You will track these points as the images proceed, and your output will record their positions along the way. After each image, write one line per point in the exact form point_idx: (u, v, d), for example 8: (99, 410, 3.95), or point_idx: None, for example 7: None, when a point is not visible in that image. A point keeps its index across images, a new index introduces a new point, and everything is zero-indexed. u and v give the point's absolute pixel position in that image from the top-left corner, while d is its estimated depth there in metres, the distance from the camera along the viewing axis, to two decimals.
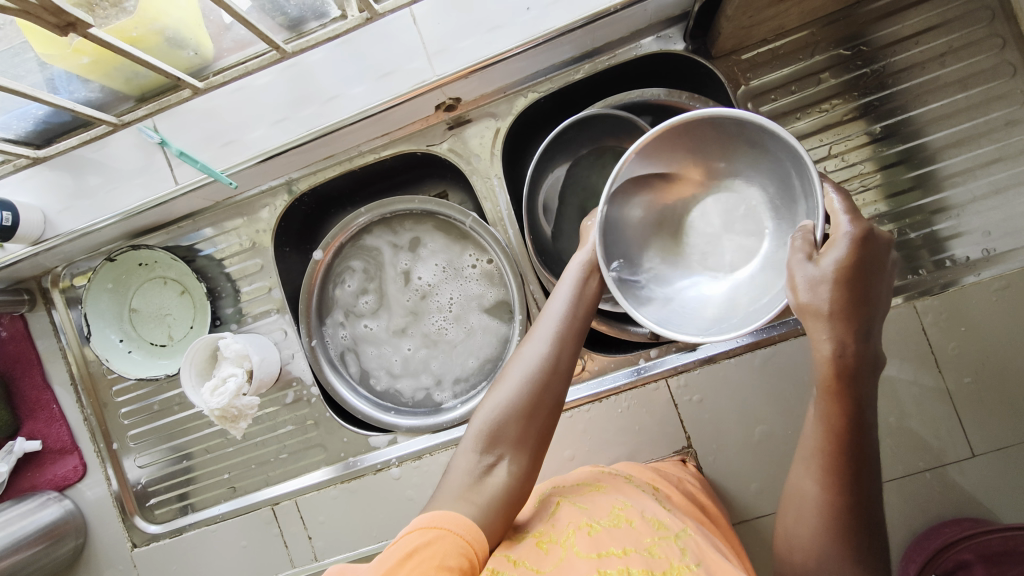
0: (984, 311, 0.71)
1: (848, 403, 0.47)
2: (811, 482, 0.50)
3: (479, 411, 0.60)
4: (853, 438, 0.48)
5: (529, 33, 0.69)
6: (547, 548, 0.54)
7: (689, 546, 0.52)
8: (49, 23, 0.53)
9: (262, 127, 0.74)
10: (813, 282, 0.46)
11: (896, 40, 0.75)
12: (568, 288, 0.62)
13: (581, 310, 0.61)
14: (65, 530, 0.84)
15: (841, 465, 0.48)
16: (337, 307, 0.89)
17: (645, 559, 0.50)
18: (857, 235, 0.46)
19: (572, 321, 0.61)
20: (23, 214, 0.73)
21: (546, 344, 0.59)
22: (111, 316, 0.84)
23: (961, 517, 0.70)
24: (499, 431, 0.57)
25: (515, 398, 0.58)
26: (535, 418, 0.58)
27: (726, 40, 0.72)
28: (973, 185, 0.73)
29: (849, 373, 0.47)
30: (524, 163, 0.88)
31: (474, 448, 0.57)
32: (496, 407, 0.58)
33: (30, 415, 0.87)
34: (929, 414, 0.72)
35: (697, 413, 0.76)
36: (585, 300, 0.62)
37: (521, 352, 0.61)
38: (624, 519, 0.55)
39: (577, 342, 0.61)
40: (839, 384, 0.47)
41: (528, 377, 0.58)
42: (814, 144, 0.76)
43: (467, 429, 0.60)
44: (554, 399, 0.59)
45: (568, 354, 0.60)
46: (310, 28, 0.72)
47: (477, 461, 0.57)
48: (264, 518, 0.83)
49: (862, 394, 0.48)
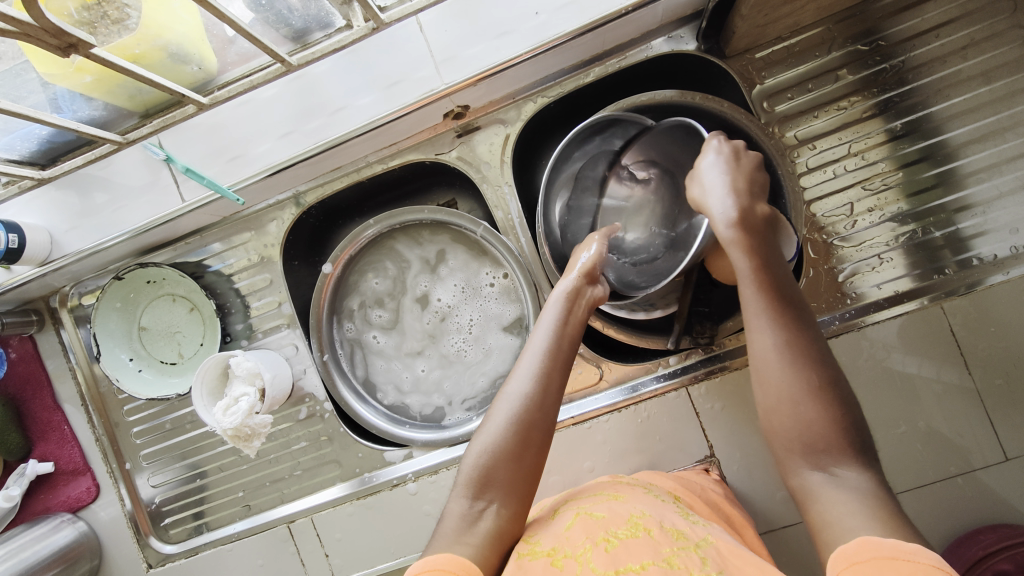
0: (1014, 311, 0.69)
1: (761, 248, 0.57)
2: (769, 338, 0.53)
3: (467, 455, 0.58)
4: (777, 279, 0.56)
5: (538, 38, 0.67)
6: (561, 563, 0.51)
7: (710, 555, 0.50)
8: (51, 45, 0.52)
9: (267, 141, 0.73)
10: (698, 178, 0.65)
11: (914, 34, 0.73)
12: (551, 317, 0.63)
13: (565, 340, 0.62)
14: (79, 552, 0.82)
15: (780, 303, 0.54)
16: (355, 293, 0.89)
17: (664, 569, 0.48)
18: (727, 152, 0.64)
19: (558, 351, 0.61)
20: (29, 235, 0.72)
21: (531, 381, 0.59)
22: (120, 335, 0.83)
23: (997, 523, 0.68)
24: (490, 473, 0.56)
25: (500, 440, 0.57)
26: (528, 458, 0.57)
27: (740, 39, 0.70)
28: (998, 181, 0.71)
29: (748, 232, 0.58)
30: (535, 169, 0.86)
31: (465, 494, 0.55)
32: (485, 451, 0.57)
33: (41, 437, 0.86)
34: (957, 417, 0.70)
35: (719, 421, 0.74)
36: (569, 327, 0.63)
37: (503, 391, 0.60)
38: (642, 528, 0.54)
39: (562, 373, 0.61)
40: (745, 232, 0.58)
41: (513, 414, 0.58)
42: (834, 142, 0.74)
43: (458, 474, 0.58)
44: (542, 434, 0.58)
45: (554, 385, 0.60)
46: (315, 39, 0.71)
47: (468, 506, 0.55)
48: (279, 536, 0.82)
49: (765, 244, 0.58)
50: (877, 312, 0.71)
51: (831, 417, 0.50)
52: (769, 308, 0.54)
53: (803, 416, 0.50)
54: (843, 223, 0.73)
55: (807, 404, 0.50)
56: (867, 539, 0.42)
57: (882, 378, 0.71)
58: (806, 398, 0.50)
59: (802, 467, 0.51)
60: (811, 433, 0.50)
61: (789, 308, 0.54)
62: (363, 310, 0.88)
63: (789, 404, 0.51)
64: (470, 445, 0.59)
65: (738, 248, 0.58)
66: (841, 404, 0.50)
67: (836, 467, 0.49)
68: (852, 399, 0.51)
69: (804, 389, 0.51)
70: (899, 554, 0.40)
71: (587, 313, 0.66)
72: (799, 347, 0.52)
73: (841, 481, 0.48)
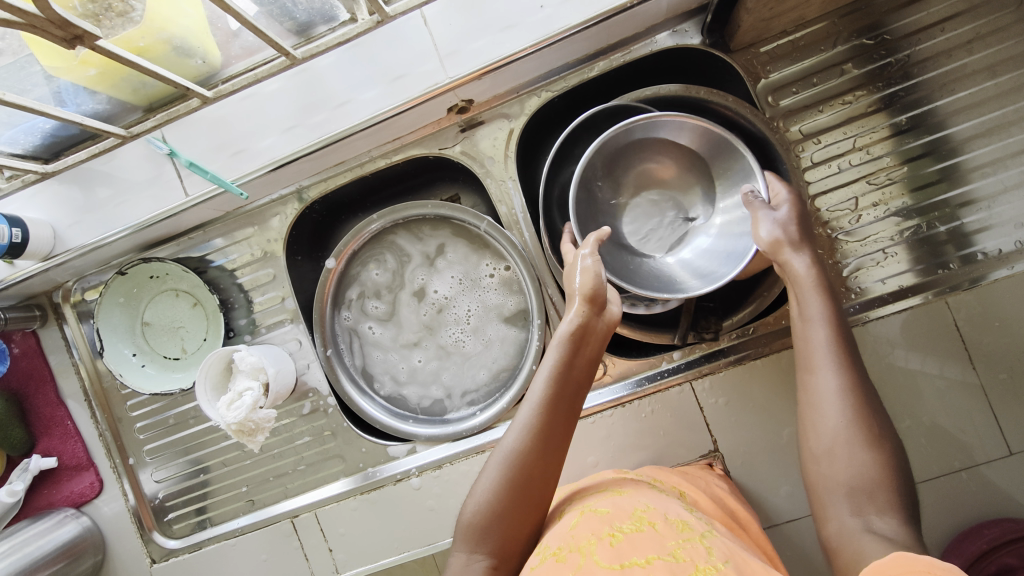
0: (1018, 305, 0.69)
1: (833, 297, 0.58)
2: (832, 384, 0.54)
3: (467, 501, 0.58)
4: (845, 330, 0.57)
5: (544, 31, 0.67)
6: (565, 558, 0.51)
7: (716, 546, 0.51)
8: (56, 37, 0.52)
9: (271, 135, 0.73)
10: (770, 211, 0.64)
11: (919, 29, 0.73)
12: (550, 360, 0.61)
13: (560, 387, 0.59)
14: (83, 548, 0.82)
15: (847, 351, 0.55)
16: (355, 283, 0.88)
17: (669, 563, 0.48)
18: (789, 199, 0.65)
19: (556, 405, 0.58)
20: (32, 230, 0.72)
21: (524, 436, 0.57)
22: (123, 330, 0.83)
23: (1001, 517, 0.68)
24: (487, 525, 0.55)
25: (499, 487, 0.56)
26: (529, 510, 0.57)
27: (746, 33, 0.70)
28: (1003, 176, 0.71)
29: (826, 282, 0.59)
30: (539, 163, 0.86)
31: (463, 546, 0.56)
32: (484, 499, 0.56)
33: (44, 433, 0.86)
34: (961, 411, 0.70)
35: (723, 416, 0.74)
36: (568, 375, 0.60)
37: (501, 441, 0.59)
38: (646, 522, 0.54)
39: (558, 424, 0.58)
40: (821, 282, 0.59)
41: (506, 471, 0.56)
42: (838, 137, 0.74)
43: (458, 522, 0.58)
44: (538, 480, 0.57)
45: (549, 438, 0.58)
46: (319, 33, 0.71)
47: (466, 558, 0.55)
48: (282, 531, 0.82)
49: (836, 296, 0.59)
50: (881, 307, 0.72)
51: (887, 471, 0.49)
52: (838, 355, 0.55)
53: (856, 463, 0.50)
54: (847, 218, 0.73)
55: (864, 453, 0.50)
56: (903, 555, 0.41)
57: (886, 373, 0.71)
58: (861, 448, 0.50)
59: (840, 509, 0.49)
60: (862, 479, 0.49)
61: (854, 361, 0.55)
62: (361, 300, 0.88)
63: (841, 451, 0.51)
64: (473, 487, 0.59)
65: (815, 294, 0.58)
66: (899, 461, 0.50)
67: (878, 516, 0.47)
68: (906, 458, 0.51)
69: (860, 440, 0.50)
70: (932, 569, 0.38)
71: (587, 357, 0.62)
72: (864, 398, 0.52)
73: (879, 530, 0.46)
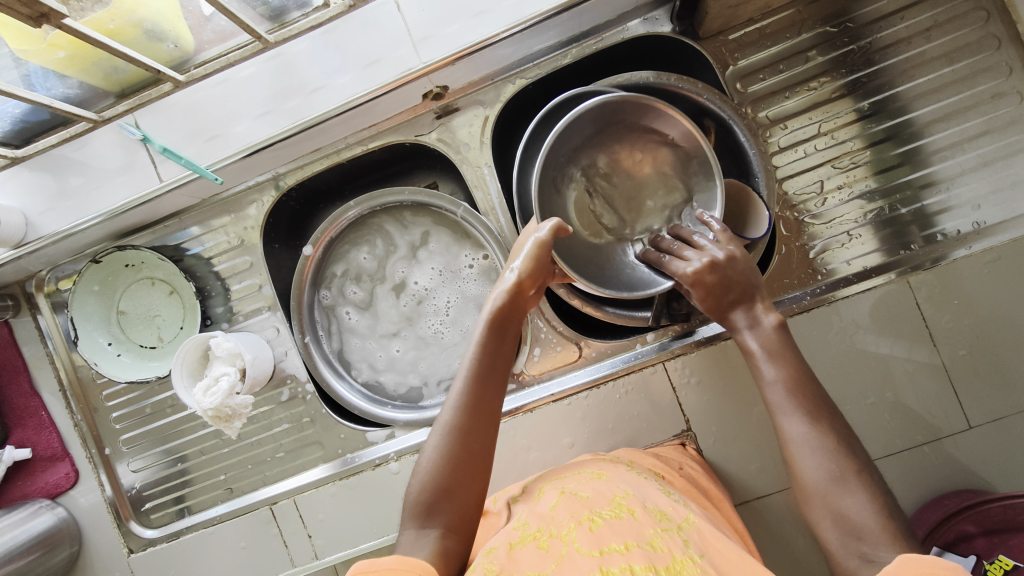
0: (977, 284, 0.72)
1: (784, 352, 0.59)
2: (800, 432, 0.54)
3: (411, 485, 0.58)
4: (808, 380, 0.57)
5: (514, 18, 0.69)
6: (547, 545, 0.52)
7: (693, 537, 0.50)
8: (22, 15, 0.52)
9: (246, 121, 0.74)
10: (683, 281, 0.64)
11: (880, 17, 0.75)
12: (477, 340, 0.64)
13: (491, 364, 0.62)
14: (58, 538, 0.82)
15: (808, 397, 0.56)
16: (342, 260, 0.88)
17: (647, 553, 0.49)
18: (715, 255, 0.63)
19: (487, 379, 0.61)
20: (3, 217, 0.72)
21: (458, 410, 0.59)
22: (98, 319, 0.83)
23: (960, 489, 0.71)
24: (432, 499, 0.55)
25: (438, 462, 0.57)
26: (470, 483, 0.57)
27: (713, 21, 0.72)
28: (962, 159, 0.74)
29: (772, 335, 0.60)
30: (513, 150, 0.87)
31: (412, 522, 0.55)
32: (426, 474, 0.57)
33: (18, 424, 0.85)
34: (923, 388, 0.72)
35: (695, 396, 0.76)
36: (495, 354, 0.63)
37: (437, 422, 0.60)
38: (626, 510, 0.54)
39: (487, 399, 0.60)
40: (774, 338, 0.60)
41: (443, 445, 0.58)
42: (805, 122, 0.76)
43: (405, 504, 0.57)
44: (477, 447, 0.58)
45: (481, 409, 0.60)
46: (292, 19, 0.72)
47: (416, 534, 0.54)
48: (261, 518, 0.82)
49: (787, 348, 0.59)
50: (847, 287, 0.73)
51: (872, 507, 0.49)
52: (801, 401, 0.55)
53: (842, 507, 0.50)
54: (814, 201, 0.75)
55: (847, 489, 0.50)
56: (907, 556, 0.43)
57: (851, 352, 0.73)
58: (842, 488, 0.50)
59: (843, 553, 0.49)
60: (854, 518, 0.49)
61: (816, 403, 0.55)
62: (343, 280, 0.88)
63: (825, 492, 0.51)
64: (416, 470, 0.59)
65: (769, 352, 0.59)
66: (882, 492, 0.50)
67: (876, 554, 0.46)
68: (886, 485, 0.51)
69: (837, 476, 0.51)
70: (939, 569, 0.42)
71: (513, 335, 0.65)
72: (830, 437, 0.53)
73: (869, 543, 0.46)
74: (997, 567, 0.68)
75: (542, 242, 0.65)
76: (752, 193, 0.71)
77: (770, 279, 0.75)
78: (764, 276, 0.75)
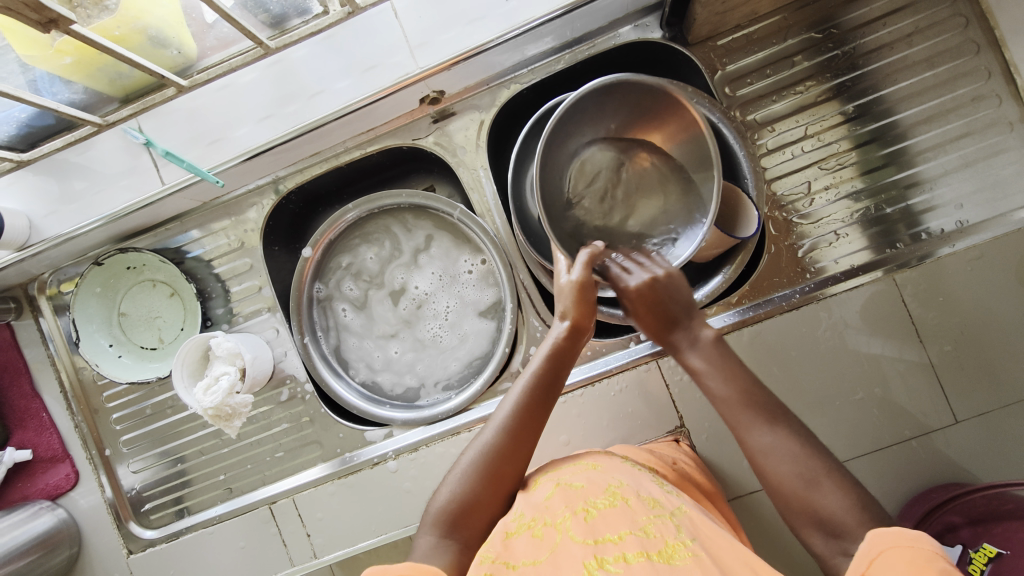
0: (962, 282, 0.73)
1: (734, 364, 0.60)
2: (763, 441, 0.55)
3: (438, 493, 0.60)
4: (759, 388, 0.58)
5: (507, 25, 0.71)
6: (542, 533, 0.53)
7: (685, 523, 0.51)
8: (31, 20, 0.54)
9: (245, 125, 0.75)
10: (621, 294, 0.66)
11: (864, 23, 0.77)
12: (532, 369, 0.64)
13: (538, 396, 0.62)
14: (59, 539, 0.82)
15: (761, 405, 0.57)
16: (343, 252, 0.90)
17: (640, 540, 0.50)
18: (655, 272, 0.65)
19: (535, 412, 0.62)
20: (8, 220, 0.73)
21: (501, 437, 0.60)
22: (100, 321, 0.85)
23: (948, 483, 0.72)
24: (458, 515, 0.57)
25: (472, 483, 0.58)
26: (494, 505, 0.58)
27: (701, 27, 0.74)
28: (944, 159, 0.76)
29: (722, 352, 0.62)
30: (508, 152, 0.89)
31: (433, 530, 0.57)
32: (457, 491, 0.58)
33: (19, 425, 0.86)
34: (911, 383, 0.73)
35: (688, 393, 0.77)
36: (548, 388, 0.63)
37: (477, 440, 0.62)
38: (619, 498, 0.55)
39: (531, 432, 0.61)
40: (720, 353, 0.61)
41: (479, 465, 0.59)
42: (791, 125, 0.78)
43: (428, 510, 0.59)
44: (514, 473, 0.60)
45: (523, 441, 0.60)
46: (293, 25, 0.75)
47: (436, 542, 0.56)
48: (261, 518, 0.83)
49: (732, 361, 0.61)
50: (835, 285, 0.75)
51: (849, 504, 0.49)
52: (756, 411, 0.57)
53: (823, 508, 0.50)
54: (802, 201, 0.77)
55: (824, 490, 0.51)
56: (876, 532, 0.45)
57: (840, 348, 0.74)
58: (814, 488, 0.51)
59: (831, 555, 0.49)
60: (833, 517, 0.49)
61: (770, 409, 0.57)
62: (341, 278, 0.90)
63: (800, 494, 0.52)
64: (443, 482, 0.61)
65: (716, 367, 0.60)
66: (852, 483, 0.51)
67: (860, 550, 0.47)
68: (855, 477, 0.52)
69: (806, 478, 0.52)
70: (903, 540, 0.43)
71: (569, 366, 0.65)
72: (793, 440, 0.54)
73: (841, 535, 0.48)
74: (982, 556, 0.69)
75: (585, 280, 0.63)
76: (740, 192, 0.73)
77: (761, 278, 0.76)
78: (754, 275, 0.77)
